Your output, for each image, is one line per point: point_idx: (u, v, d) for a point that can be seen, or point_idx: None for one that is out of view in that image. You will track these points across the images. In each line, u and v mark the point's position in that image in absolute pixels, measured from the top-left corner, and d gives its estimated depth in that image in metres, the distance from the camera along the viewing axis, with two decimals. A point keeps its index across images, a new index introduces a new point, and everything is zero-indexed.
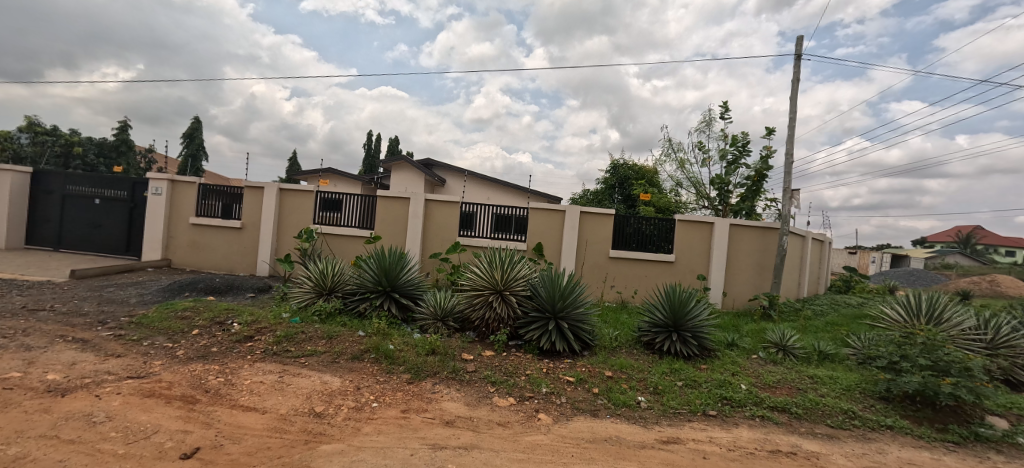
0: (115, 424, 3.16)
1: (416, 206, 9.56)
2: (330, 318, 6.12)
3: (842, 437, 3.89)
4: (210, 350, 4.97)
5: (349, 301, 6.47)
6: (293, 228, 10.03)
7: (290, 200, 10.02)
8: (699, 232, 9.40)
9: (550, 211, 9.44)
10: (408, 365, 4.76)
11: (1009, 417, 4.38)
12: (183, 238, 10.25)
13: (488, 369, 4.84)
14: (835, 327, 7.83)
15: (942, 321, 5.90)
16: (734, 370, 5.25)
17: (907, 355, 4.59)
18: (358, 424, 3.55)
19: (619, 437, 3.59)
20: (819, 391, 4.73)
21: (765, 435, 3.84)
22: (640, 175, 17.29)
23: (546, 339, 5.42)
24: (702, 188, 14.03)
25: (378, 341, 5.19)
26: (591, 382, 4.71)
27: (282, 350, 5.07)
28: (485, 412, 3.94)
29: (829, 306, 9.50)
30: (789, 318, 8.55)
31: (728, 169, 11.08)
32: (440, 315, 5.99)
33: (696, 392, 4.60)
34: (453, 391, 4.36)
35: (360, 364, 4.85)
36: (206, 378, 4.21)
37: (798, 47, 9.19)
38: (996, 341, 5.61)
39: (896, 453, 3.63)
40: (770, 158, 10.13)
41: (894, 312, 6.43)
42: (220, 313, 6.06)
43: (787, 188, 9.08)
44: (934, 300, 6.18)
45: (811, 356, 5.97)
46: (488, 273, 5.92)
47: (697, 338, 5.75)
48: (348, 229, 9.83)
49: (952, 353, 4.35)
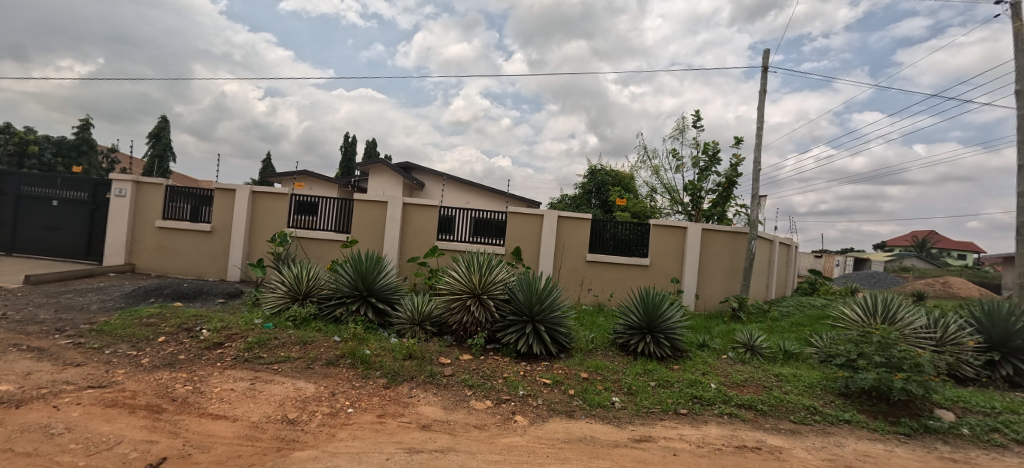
0: (75, 436, 3.03)
1: (394, 209, 9.51)
2: (304, 323, 6.02)
3: (804, 432, 4.08)
4: (177, 358, 4.81)
5: (324, 306, 6.38)
6: (266, 232, 9.79)
7: (263, 203, 9.80)
8: (673, 236, 9.66)
9: (528, 215, 9.56)
10: (384, 370, 4.73)
11: (955, 410, 4.68)
12: (149, 242, 9.87)
13: (466, 373, 4.85)
14: (799, 327, 8.17)
15: (896, 320, 6.27)
16: (704, 369, 5.44)
17: (863, 353, 4.84)
18: (333, 430, 3.51)
19: (594, 437, 3.68)
20: (782, 389, 4.94)
21: (732, 431, 3.99)
22: (616, 180, 17.65)
23: (523, 342, 5.47)
24: (676, 193, 14.43)
25: (354, 346, 5.12)
26: (568, 384, 4.80)
27: (254, 356, 4.96)
28: (461, 416, 3.96)
29: (795, 307, 9.93)
30: (758, 318, 8.87)
31: (700, 176, 11.45)
32: (417, 319, 6.00)
33: (669, 391, 4.75)
34: (430, 395, 4.36)
35: (335, 370, 4.79)
36: (173, 387, 4.08)
37: (765, 60, 9.63)
38: (944, 339, 5.98)
39: (853, 445, 3.84)
40: (739, 165, 10.57)
41: (854, 312, 6.77)
42: (187, 319, 5.87)
43: (755, 194, 9.46)
44: (889, 301, 6.59)
45: (776, 355, 6.22)
46: (467, 277, 5.95)
47: (669, 339, 5.92)
48: (323, 233, 9.67)
49: (904, 350, 4.61)
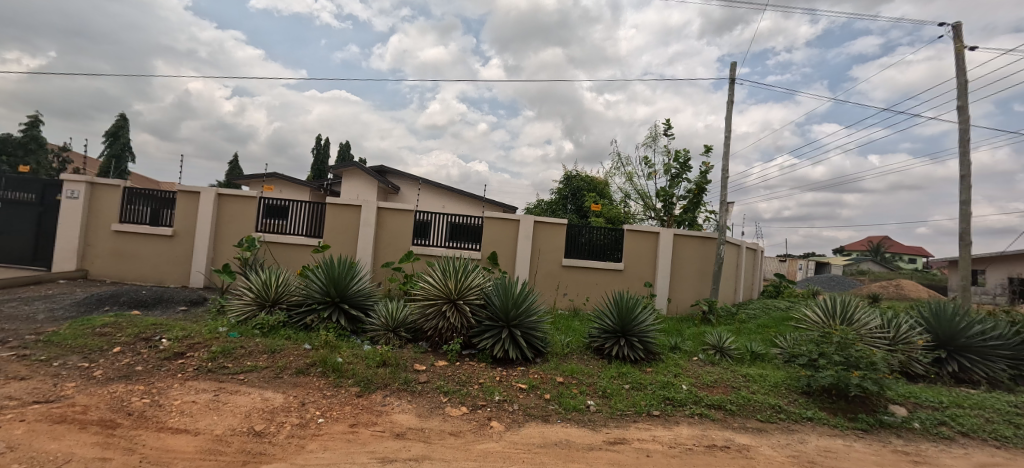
0: (18, 455, 2.82)
1: (368, 214, 9.33)
2: (272, 331, 5.81)
3: (769, 430, 4.23)
4: (133, 369, 4.55)
5: (294, 313, 6.19)
6: (233, 236, 9.44)
7: (230, 206, 9.45)
8: (645, 242, 9.87)
9: (504, 220, 9.58)
10: (357, 378, 4.62)
11: (907, 405, 4.95)
12: (104, 246, 9.33)
13: (441, 379, 4.80)
14: (765, 329, 8.49)
15: (853, 321, 6.61)
16: (676, 371, 5.57)
17: (824, 352, 5.06)
18: (302, 441, 3.40)
19: (569, 440, 3.70)
20: (750, 389, 5.11)
21: (703, 431, 4.10)
22: (591, 186, 17.93)
23: (499, 347, 5.45)
24: (649, 199, 14.77)
25: (326, 354, 4.99)
26: (543, 388, 4.81)
27: (218, 366, 4.75)
28: (436, 423, 3.91)
29: (761, 309, 10.31)
30: (727, 321, 9.16)
31: (672, 182, 11.77)
32: (391, 325, 5.91)
33: (642, 394, 4.83)
34: (405, 403, 4.29)
35: (305, 379, 4.64)
36: (128, 400, 3.86)
37: (732, 72, 10.02)
38: (897, 338, 6.33)
39: (815, 442, 4.01)
40: (708, 172, 10.93)
41: (815, 314, 7.08)
42: (146, 328, 5.57)
43: (724, 200, 9.79)
44: (846, 303, 6.94)
45: (744, 356, 6.43)
46: (442, 282, 5.90)
47: (643, 342, 6.04)
48: (293, 238, 9.40)
49: (861, 350, 4.86)
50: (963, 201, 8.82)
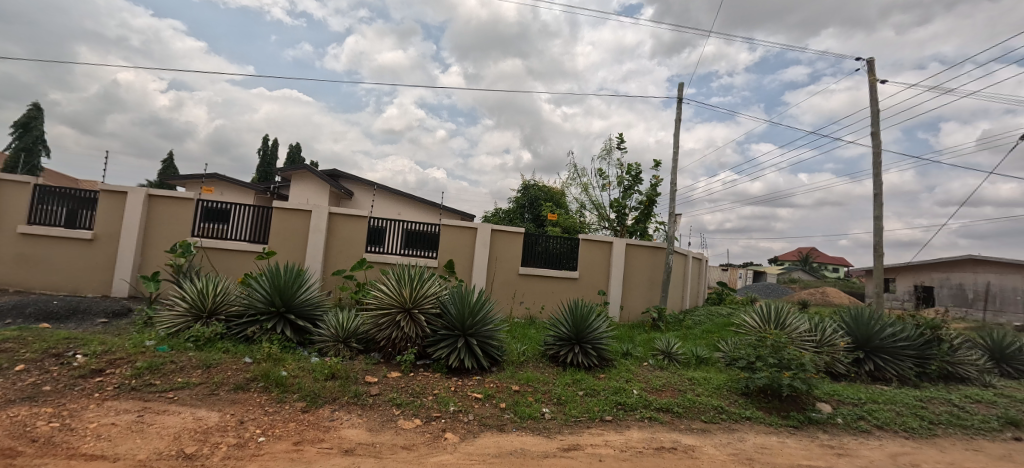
0: None
1: (318, 220, 8.94)
2: (208, 344, 5.39)
3: (712, 430, 4.46)
4: (39, 389, 4.04)
5: (234, 325, 5.79)
6: (165, 241, 8.70)
7: (162, 209, 8.72)
8: (600, 251, 10.16)
9: (461, 228, 9.51)
10: (303, 392, 4.38)
11: (832, 402, 5.40)
12: (6, 251, 8.28)
13: (394, 391, 4.65)
14: (709, 334, 8.97)
15: (785, 326, 7.14)
16: (628, 377, 5.75)
17: (760, 355, 5.43)
18: (240, 463, 3.16)
19: (524, 449, 3.71)
20: (695, 391, 5.37)
21: (652, 434, 4.26)
22: (548, 196, 18.25)
23: (454, 356, 5.37)
24: (603, 210, 15.24)
25: (269, 367, 4.69)
26: (499, 397, 4.79)
27: (144, 384, 4.34)
28: (388, 437, 3.78)
29: (705, 316, 10.89)
30: (674, 327, 9.59)
31: (625, 194, 12.24)
32: (341, 336, 5.67)
33: (595, 400, 4.94)
34: (354, 417, 4.11)
35: (244, 395, 4.34)
36: (32, 425, 3.42)
37: (680, 92, 10.64)
38: (823, 341, 6.91)
39: (752, 439, 4.27)
40: (658, 185, 11.47)
41: (753, 319, 7.59)
42: (56, 343, 4.98)
43: (672, 212, 10.31)
44: (780, 309, 7.49)
45: (690, 361, 6.76)
46: (397, 291, 5.74)
47: (596, 349, 6.18)
48: (234, 244, 8.81)
49: (792, 352, 5.26)
50: (876, 216, 9.84)
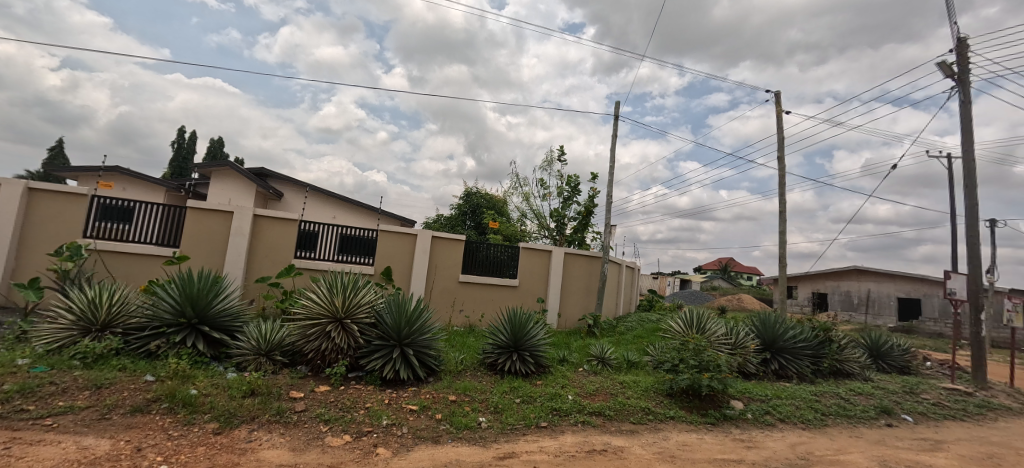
0: None
1: (241, 222, 8.25)
2: (100, 361, 4.74)
3: (640, 431, 4.71)
4: None
5: (134, 339, 5.14)
6: (47, 243, 7.53)
7: (46, 205, 7.56)
8: (539, 259, 10.38)
9: (400, 234, 9.25)
10: (215, 412, 3.99)
11: (743, 400, 5.93)
12: None
13: (321, 407, 4.38)
14: (639, 339, 9.47)
15: (706, 330, 7.75)
16: (563, 382, 5.91)
17: (683, 358, 5.83)
18: None
19: (459, 460, 3.66)
20: (625, 394, 5.64)
21: (585, 437, 4.40)
22: (490, 203, 18.34)
23: (389, 367, 5.18)
24: (544, 219, 15.60)
25: (175, 385, 4.22)
26: (435, 408, 4.70)
27: (12, 410, 3.70)
28: (313, 456, 3.55)
29: (637, 322, 11.49)
30: (608, 333, 10.01)
31: (564, 204, 12.64)
32: (263, 349, 5.26)
33: (532, 406, 5.01)
34: (276, 437, 3.81)
35: (143, 418, 3.85)
36: None
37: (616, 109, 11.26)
38: (737, 343, 7.58)
39: (675, 437, 4.57)
40: (595, 197, 11.99)
41: (678, 324, 8.14)
42: None
43: (608, 223, 10.81)
44: (701, 315, 8.12)
45: (621, 365, 7.09)
46: (328, 300, 5.44)
47: (534, 356, 6.28)
48: (138, 247, 7.85)
49: (711, 355, 5.71)
50: (781, 231, 11.04)
